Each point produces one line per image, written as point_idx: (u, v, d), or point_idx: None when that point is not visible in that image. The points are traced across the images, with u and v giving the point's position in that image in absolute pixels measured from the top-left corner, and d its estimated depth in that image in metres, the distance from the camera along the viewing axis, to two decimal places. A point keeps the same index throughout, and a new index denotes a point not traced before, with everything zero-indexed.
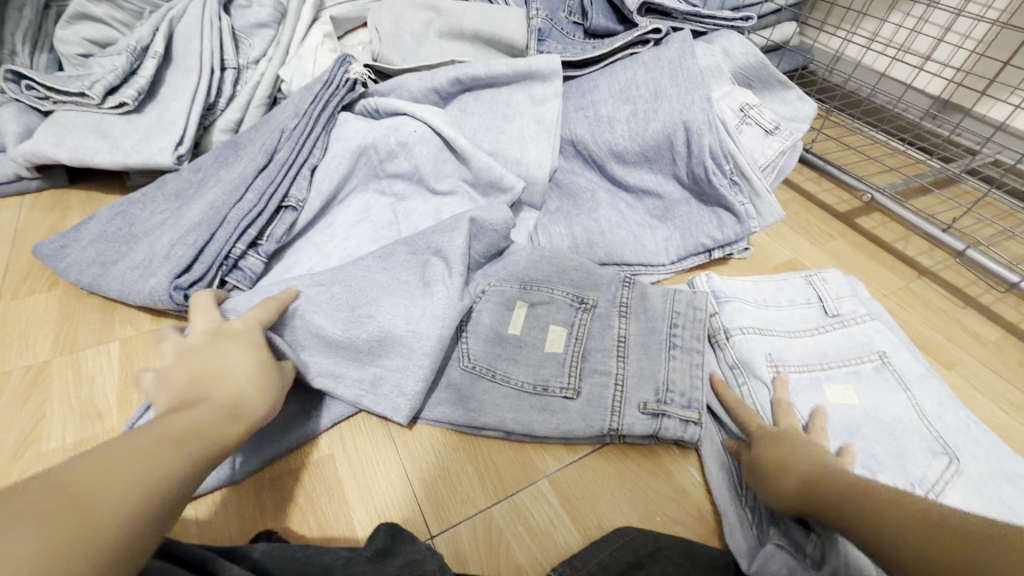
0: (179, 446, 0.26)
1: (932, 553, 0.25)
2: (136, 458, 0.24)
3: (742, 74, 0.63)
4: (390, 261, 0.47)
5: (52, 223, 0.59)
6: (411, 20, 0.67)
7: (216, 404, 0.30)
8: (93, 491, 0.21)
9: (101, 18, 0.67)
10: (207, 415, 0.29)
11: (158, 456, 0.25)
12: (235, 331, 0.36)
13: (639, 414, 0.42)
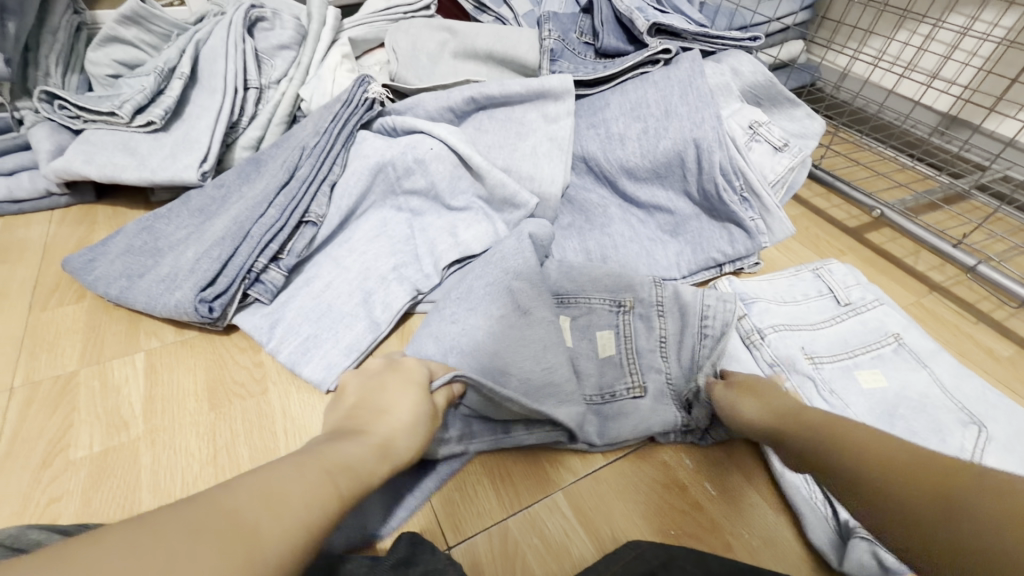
0: (330, 483, 0.27)
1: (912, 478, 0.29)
2: (289, 490, 0.25)
3: (751, 92, 0.64)
4: (470, 298, 0.47)
5: (80, 237, 0.61)
6: (427, 42, 0.69)
7: (372, 442, 0.32)
8: (266, 514, 0.23)
9: (131, 40, 0.70)
10: (355, 454, 0.30)
11: (319, 487, 0.26)
12: (407, 369, 0.39)
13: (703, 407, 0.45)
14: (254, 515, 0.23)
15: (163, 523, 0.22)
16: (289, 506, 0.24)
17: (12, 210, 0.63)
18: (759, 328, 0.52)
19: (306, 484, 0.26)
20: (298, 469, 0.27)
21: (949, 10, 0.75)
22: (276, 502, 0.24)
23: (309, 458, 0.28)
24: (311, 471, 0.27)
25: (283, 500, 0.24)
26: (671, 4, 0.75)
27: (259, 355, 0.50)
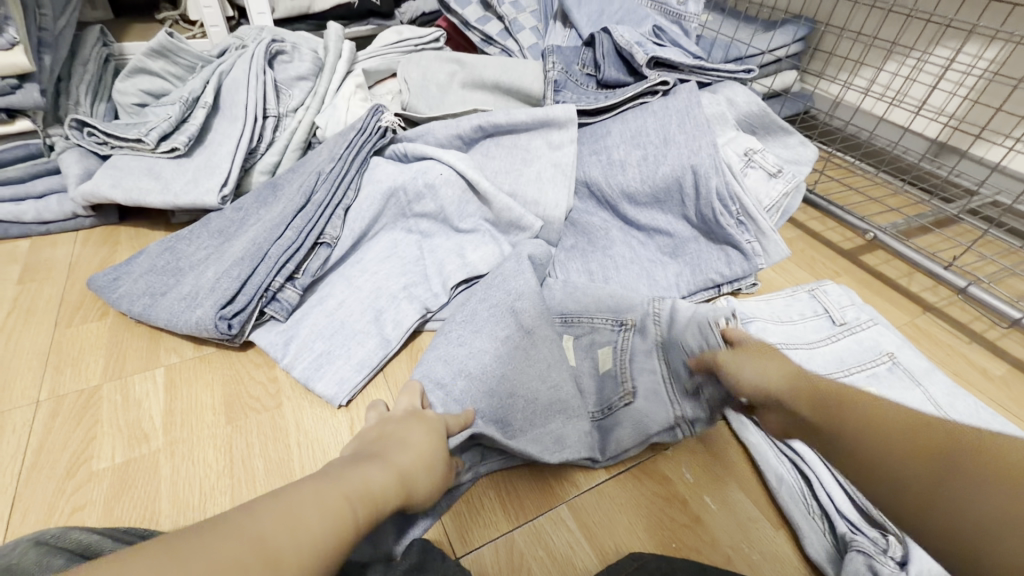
0: (346, 507, 0.28)
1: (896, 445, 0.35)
2: (308, 521, 0.26)
3: (746, 121, 0.67)
4: (475, 321, 0.50)
5: (104, 257, 0.64)
6: (437, 73, 0.73)
7: (392, 470, 0.33)
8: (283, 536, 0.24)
9: (157, 71, 0.74)
10: (377, 480, 0.31)
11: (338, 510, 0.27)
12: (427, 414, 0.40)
13: (686, 396, 0.47)
14: (273, 550, 0.24)
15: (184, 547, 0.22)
16: (307, 538, 0.25)
17: (39, 231, 0.66)
18: None
19: (326, 506, 0.27)
20: (319, 491, 0.28)
21: (935, 43, 0.78)
22: (296, 534, 0.25)
23: (329, 481, 0.29)
24: (329, 498, 0.28)
25: (302, 532, 0.25)
26: (669, 38, 0.79)
27: (274, 370, 0.52)
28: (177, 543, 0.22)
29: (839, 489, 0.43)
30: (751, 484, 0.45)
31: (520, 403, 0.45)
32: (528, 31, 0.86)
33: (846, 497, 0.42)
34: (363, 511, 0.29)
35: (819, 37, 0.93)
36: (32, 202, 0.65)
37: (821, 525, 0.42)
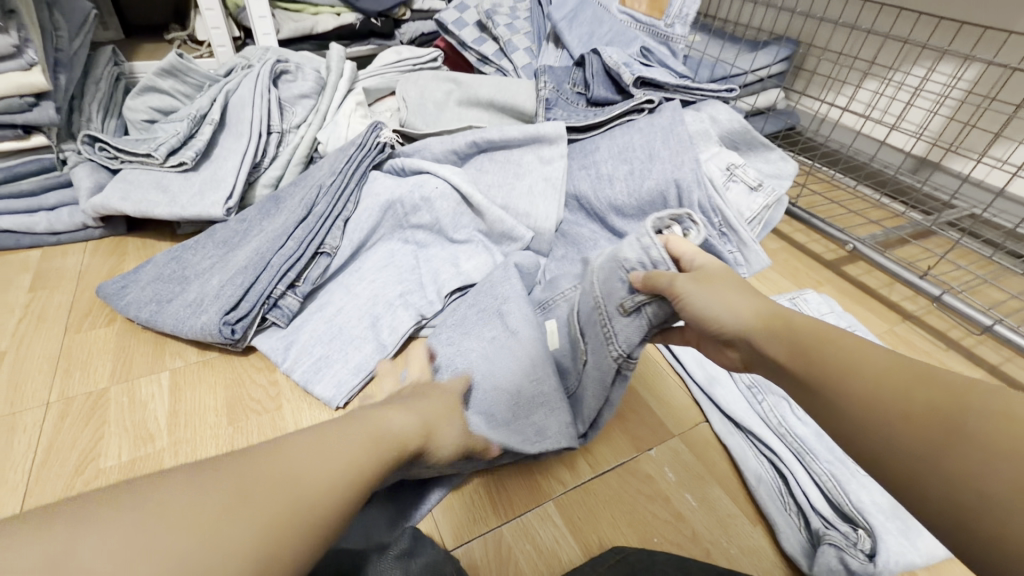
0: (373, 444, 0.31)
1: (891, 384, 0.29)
2: (334, 453, 0.28)
3: (729, 138, 0.71)
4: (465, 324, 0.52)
5: (112, 266, 0.66)
6: (435, 92, 0.76)
7: (411, 421, 0.36)
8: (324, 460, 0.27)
9: (166, 90, 0.77)
10: (397, 427, 0.34)
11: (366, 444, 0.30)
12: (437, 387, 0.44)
13: (625, 319, 0.42)
14: (309, 471, 0.26)
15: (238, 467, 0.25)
16: (339, 468, 0.28)
17: (50, 241, 0.68)
18: None
19: (354, 441, 0.30)
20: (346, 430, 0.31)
21: (910, 62, 0.82)
22: (326, 462, 0.27)
23: (353, 424, 0.32)
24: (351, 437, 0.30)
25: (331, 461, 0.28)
26: (656, 58, 0.83)
27: (274, 374, 0.54)
28: (227, 462, 0.25)
29: (813, 486, 0.45)
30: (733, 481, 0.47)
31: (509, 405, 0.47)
32: (522, 51, 0.90)
33: (820, 494, 0.45)
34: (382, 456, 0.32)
35: (802, 57, 0.97)
36: (44, 214, 0.68)
37: (796, 521, 0.44)
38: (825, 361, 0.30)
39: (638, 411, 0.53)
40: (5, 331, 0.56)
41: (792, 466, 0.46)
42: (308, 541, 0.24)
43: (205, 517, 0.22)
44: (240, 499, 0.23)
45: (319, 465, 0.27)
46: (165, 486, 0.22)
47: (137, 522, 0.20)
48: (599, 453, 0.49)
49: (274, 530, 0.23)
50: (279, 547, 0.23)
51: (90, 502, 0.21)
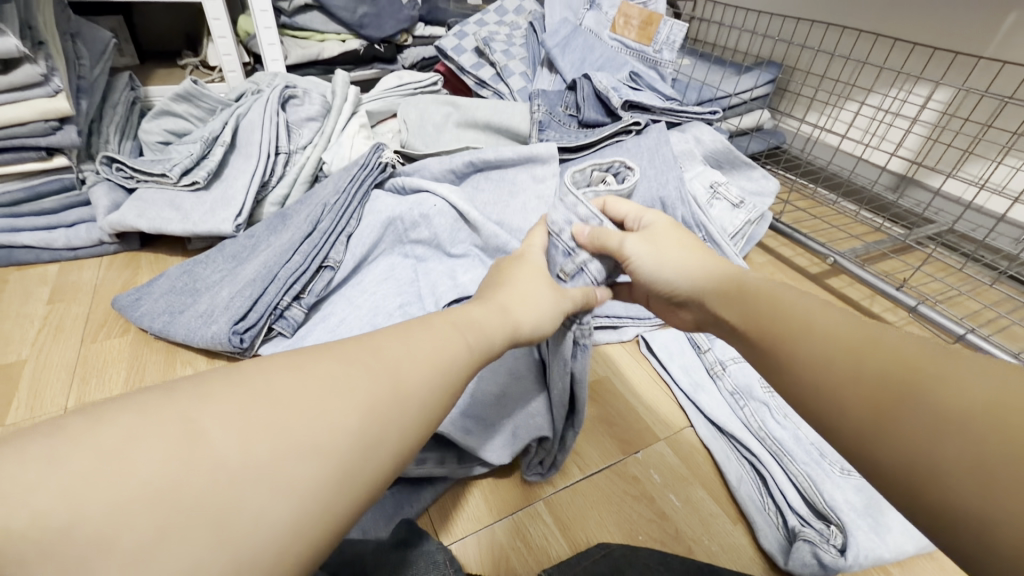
0: (453, 337, 0.31)
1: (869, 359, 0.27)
2: (424, 357, 0.28)
3: (712, 157, 0.75)
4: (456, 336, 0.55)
5: (126, 280, 0.70)
6: (434, 115, 0.80)
7: (496, 313, 0.36)
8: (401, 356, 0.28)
9: (181, 113, 0.81)
10: (484, 321, 0.35)
11: (445, 339, 0.31)
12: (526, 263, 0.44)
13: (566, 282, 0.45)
14: (402, 373, 0.27)
15: (316, 364, 0.25)
16: (419, 365, 0.28)
17: (67, 256, 0.72)
18: (721, 360, 0.60)
19: (435, 336, 0.30)
20: (427, 328, 0.31)
21: (888, 85, 0.86)
22: (416, 363, 0.28)
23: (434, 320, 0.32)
24: (443, 343, 0.30)
25: (421, 365, 0.28)
26: (645, 82, 0.87)
27: None
28: (326, 358, 0.25)
29: (792, 487, 0.47)
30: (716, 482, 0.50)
31: (501, 412, 0.50)
32: (518, 76, 0.94)
33: (797, 494, 0.47)
34: (474, 357, 0.32)
35: (786, 79, 1.02)
36: (63, 230, 0.71)
37: (775, 520, 0.46)
38: (789, 339, 0.31)
39: (625, 416, 0.56)
40: (25, 341, 0.59)
41: (772, 468, 0.49)
42: (401, 436, 0.25)
43: (311, 409, 0.23)
44: (339, 395, 0.24)
45: (410, 369, 0.27)
46: (272, 374, 0.23)
47: (247, 403, 0.22)
48: (588, 456, 0.51)
49: (367, 429, 0.24)
50: (374, 442, 0.24)
51: (209, 382, 0.22)
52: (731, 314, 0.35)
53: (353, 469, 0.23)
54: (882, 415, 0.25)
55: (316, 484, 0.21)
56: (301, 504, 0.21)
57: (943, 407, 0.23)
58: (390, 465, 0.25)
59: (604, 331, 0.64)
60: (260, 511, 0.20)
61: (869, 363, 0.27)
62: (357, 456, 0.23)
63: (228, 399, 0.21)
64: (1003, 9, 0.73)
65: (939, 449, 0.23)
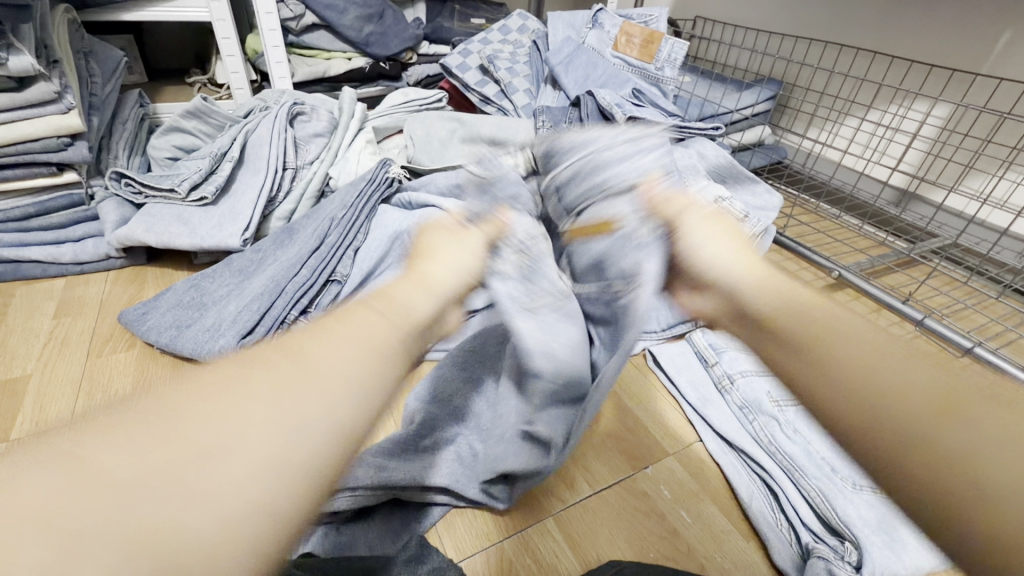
0: (387, 318, 0.30)
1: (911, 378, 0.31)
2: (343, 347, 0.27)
3: (716, 172, 0.75)
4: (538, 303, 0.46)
5: (132, 294, 0.70)
6: (440, 131, 0.81)
7: (428, 297, 0.34)
8: (307, 347, 0.26)
9: (190, 130, 0.82)
10: (411, 297, 0.33)
11: (370, 324, 0.29)
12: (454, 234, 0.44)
13: None
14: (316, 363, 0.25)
15: (204, 376, 0.24)
16: (337, 352, 0.26)
17: (74, 270, 0.72)
18: (729, 374, 0.59)
19: (359, 326, 0.29)
20: (352, 317, 0.29)
21: (887, 102, 0.88)
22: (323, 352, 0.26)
23: (364, 307, 0.31)
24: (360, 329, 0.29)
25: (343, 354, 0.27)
26: (648, 99, 0.88)
27: None
28: (220, 372, 0.24)
29: (803, 504, 0.47)
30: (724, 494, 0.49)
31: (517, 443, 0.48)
32: (522, 92, 0.96)
33: (810, 510, 0.46)
34: (405, 334, 0.30)
35: (787, 96, 1.03)
36: (70, 245, 0.71)
37: (787, 536, 0.45)
38: (831, 348, 0.34)
39: (635, 431, 0.55)
40: (31, 355, 0.59)
41: (784, 484, 0.48)
42: (330, 421, 0.24)
43: (229, 417, 0.22)
44: (244, 400, 0.23)
45: (330, 356, 0.26)
46: (158, 398, 0.22)
47: (137, 424, 0.21)
48: (596, 471, 0.51)
49: (294, 420, 0.23)
50: (295, 431, 0.22)
51: (155, 418, 0.21)
52: (771, 312, 0.38)
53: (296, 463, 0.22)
54: (917, 432, 0.28)
55: (252, 485, 0.20)
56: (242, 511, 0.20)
57: (973, 439, 0.27)
58: (343, 448, 0.23)
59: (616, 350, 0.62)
60: (186, 521, 0.19)
61: (919, 395, 0.30)
62: (291, 452, 0.22)
63: (118, 424, 0.21)
64: (995, 28, 0.75)
65: (968, 471, 0.26)
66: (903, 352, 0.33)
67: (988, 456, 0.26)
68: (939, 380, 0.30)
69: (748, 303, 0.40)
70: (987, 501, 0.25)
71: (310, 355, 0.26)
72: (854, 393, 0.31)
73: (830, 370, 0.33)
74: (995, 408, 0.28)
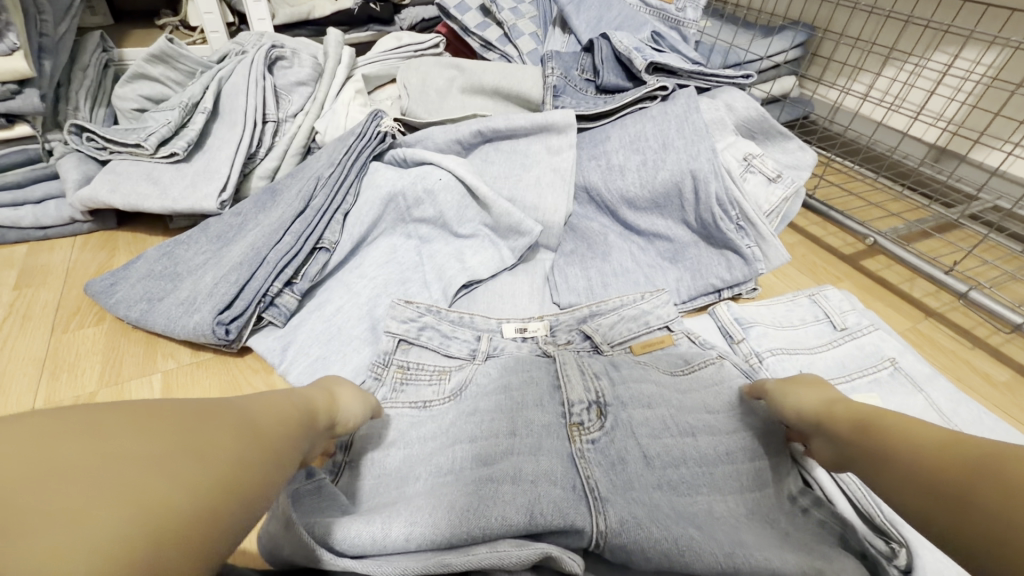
0: (295, 408, 0.32)
1: (935, 476, 0.27)
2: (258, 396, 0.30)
3: (745, 126, 0.67)
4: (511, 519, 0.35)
5: (101, 262, 0.64)
6: (437, 79, 0.73)
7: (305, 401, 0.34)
8: (201, 432, 0.24)
9: (157, 77, 0.73)
10: (311, 396, 0.35)
11: (279, 412, 0.30)
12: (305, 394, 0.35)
13: None
14: (206, 409, 0.25)
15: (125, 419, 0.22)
16: (235, 435, 0.25)
17: (37, 236, 0.66)
18: (757, 352, 0.54)
19: (242, 416, 0.26)
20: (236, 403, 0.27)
21: (930, 48, 0.79)
22: (203, 403, 0.26)
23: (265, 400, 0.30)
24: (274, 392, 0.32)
25: (283, 399, 0.32)
26: (668, 43, 0.79)
27: (271, 376, 0.51)
28: (133, 422, 0.22)
29: (841, 497, 0.41)
30: (912, 430, 0.30)
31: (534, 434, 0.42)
32: (527, 37, 0.86)
33: (848, 504, 0.40)
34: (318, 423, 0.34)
35: (817, 43, 0.94)
36: (30, 207, 0.65)
37: None
38: (883, 437, 0.31)
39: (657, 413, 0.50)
40: None
41: (817, 473, 0.42)
42: (238, 485, 0.23)
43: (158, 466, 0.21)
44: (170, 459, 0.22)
45: (224, 410, 0.26)
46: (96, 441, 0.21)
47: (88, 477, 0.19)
48: None
49: (200, 462, 0.22)
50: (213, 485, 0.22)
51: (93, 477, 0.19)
52: (795, 405, 0.39)
53: (215, 476, 0.22)
54: (917, 473, 0.28)
55: (164, 479, 0.21)
56: (97, 538, 0.18)
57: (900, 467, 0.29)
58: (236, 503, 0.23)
59: (577, 501, 0.35)
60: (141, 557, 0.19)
61: (925, 441, 0.29)
62: (181, 486, 0.21)
63: (69, 478, 0.19)
64: None
65: (911, 469, 0.28)
66: (903, 441, 0.30)
67: (915, 446, 0.29)
68: (921, 434, 0.30)
69: (795, 412, 0.39)
70: (918, 471, 0.28)
71: (205, 432, 0.24)
72: (905, 451, 0.29)
73: (891, 471, 0.29)
74: (923, 460, 0.28)
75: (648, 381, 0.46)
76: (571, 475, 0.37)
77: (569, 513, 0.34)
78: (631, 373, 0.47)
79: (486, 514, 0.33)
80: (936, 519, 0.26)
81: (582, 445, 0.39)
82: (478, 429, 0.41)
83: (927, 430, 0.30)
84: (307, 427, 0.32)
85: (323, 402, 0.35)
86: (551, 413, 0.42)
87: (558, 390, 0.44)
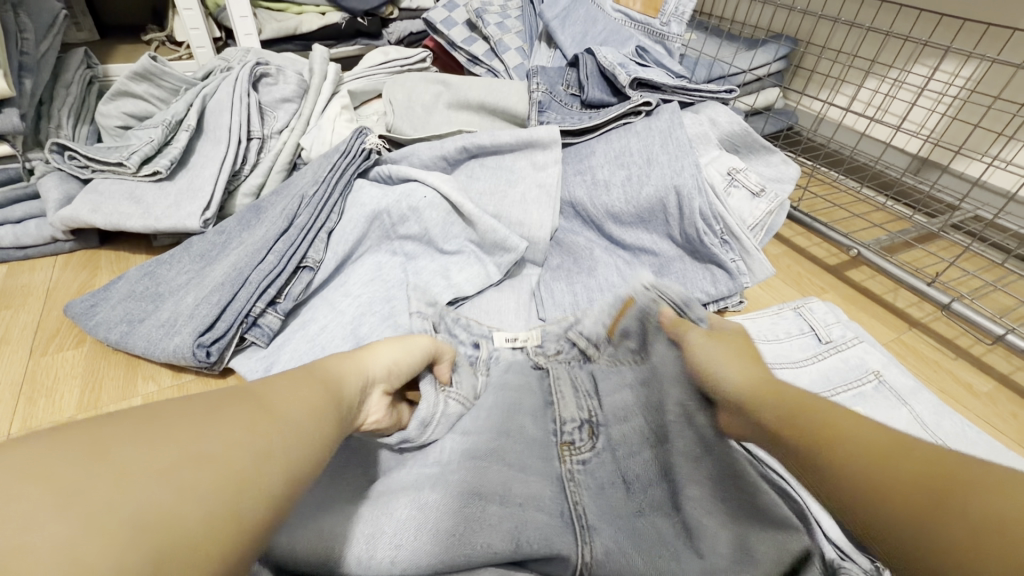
0: (325, 387, 0.30)
1: (913, 484, 0.24)
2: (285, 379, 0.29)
3: (729, 140, 0.68)
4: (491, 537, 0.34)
5: (83, 281, 0.63)
6: (422, 95, 0.73)
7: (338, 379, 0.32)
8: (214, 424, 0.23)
9: (140, 94, 0.73)
10: (347, 372, 0.34)
11: (308, 392, 0.28)
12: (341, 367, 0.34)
13: None
14: (218, 401, 0.24)
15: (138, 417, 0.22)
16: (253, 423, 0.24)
17: (17, 256, 0.65)
18: None
19: (262, 402, 0.25)
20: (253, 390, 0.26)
21: (910, 60, 0.81)
22: (218, 395, 0.25)
23: (291, 381, 0.29)
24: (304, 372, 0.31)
25: (312, 378, 0.30)
26: (652, 57, 0.80)
27: None
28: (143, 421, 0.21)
29: None
30: (863, 424, 0.28)
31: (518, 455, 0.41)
32: (513, 51, 0.87)
33: None
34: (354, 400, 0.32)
35: (800, 55, 0.95)
36: (10, 227, 0.64)
37: None
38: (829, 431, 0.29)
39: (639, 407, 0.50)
40: None
41: None
42: (257, 477, 0.22)
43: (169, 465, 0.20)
44: (180, 456, 0.21)
45: (241, 400, 0.25)
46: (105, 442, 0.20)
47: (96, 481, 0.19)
48: None
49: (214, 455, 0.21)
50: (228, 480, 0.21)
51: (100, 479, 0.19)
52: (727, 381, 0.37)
53: (230, 469, 0.21)
54: (885, 476, 0.25)
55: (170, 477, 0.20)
56: (113, 545, 0.17)
57: (867, 468, 0.26)
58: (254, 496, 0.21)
59: (555, 527, 0.35)
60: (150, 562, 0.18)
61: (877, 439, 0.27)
62: (187, 498, 0.19)
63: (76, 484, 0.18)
64: None
65: (877, 473, 0.25)
66: (858, 436, 0.27)
67: (870, 445, 0.27)
68: (874, 431, 0.28)
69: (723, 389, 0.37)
70: (883, 477, 0.25)
71: (218, 425, 0.23)
72: (864, 450, 0.27)
73: (850, 472, 0.26)
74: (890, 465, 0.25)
75: (634, 397, 0.45)
76: (553, 499, 0.37)
77: (555, 540, 0.32)
78: (615, 392, 0.46)
79: (466, 542, 0.33)
80: (914, 531, 0.23)
81: (571, 465, 0.40)
82: (458, 448, 0.40)
83: (873, 428, 0.28)
84: (336, 399, 0.30)
85: (358, 375, 0.34)
86: (534, 434, 0.42)
87: (541, 410, 0.44)
